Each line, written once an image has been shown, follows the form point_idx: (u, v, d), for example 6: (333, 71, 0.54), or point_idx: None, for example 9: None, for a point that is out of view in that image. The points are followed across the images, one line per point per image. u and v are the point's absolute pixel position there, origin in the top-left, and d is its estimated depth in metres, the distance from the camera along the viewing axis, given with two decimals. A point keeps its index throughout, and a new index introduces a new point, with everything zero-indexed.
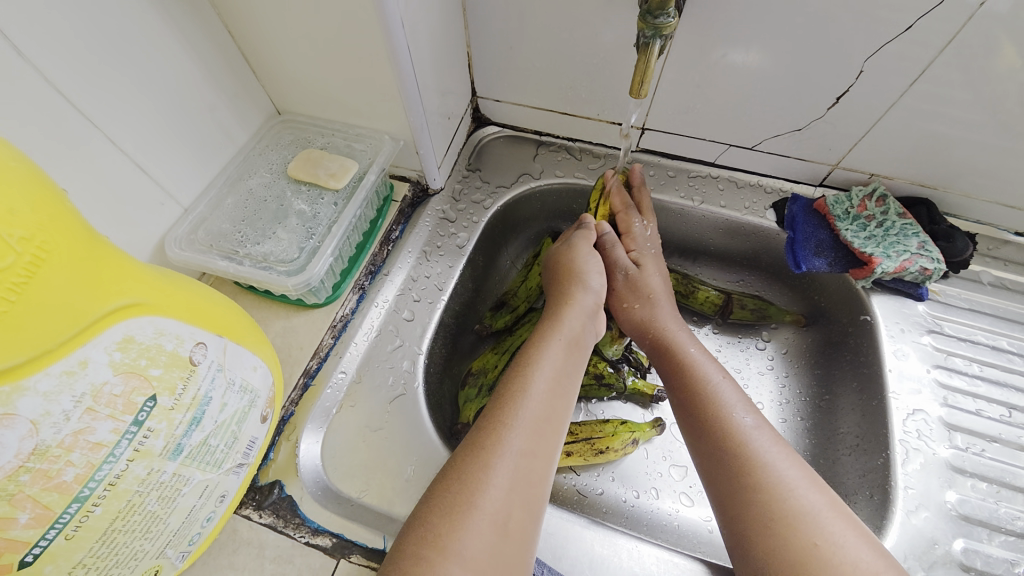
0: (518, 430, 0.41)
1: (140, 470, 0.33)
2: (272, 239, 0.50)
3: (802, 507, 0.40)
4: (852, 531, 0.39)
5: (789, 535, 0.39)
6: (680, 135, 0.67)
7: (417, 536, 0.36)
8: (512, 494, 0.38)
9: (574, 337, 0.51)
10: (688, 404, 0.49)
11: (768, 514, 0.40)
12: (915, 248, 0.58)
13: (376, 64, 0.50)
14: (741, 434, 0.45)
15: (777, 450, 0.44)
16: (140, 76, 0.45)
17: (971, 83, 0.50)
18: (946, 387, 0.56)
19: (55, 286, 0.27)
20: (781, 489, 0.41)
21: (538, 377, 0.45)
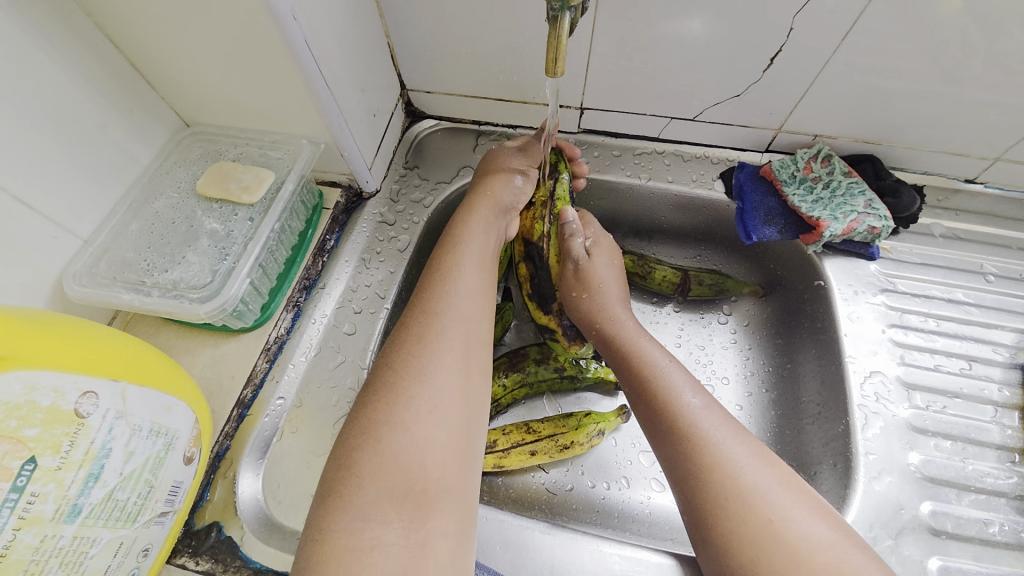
0: (444, 335, 0.42)
1: (31, 539, 0.30)
2: (181, 264, 0.46)
3: (752, 485, 0.39)
4: (807, 508, 0.38)
5: (742, 515, 0.37)
6: (619, 112, 0.64)
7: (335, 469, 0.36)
8: (458, 380, 0.40)
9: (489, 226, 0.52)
10: (636, 390, 0.48)
11: (724, 493, 0.39)
12: (862, 208, 0.57)
13: (277, 64, 0.46)
14: (689, 417, 0.43)
15: (725, 430, 0.42)
16: (9, 102, 0.40)
17: (902, 33, 0.49)
18: (902, 345, 0.56)
19: None
20: (731, 467, 0.40)
21: (459, 286, 0.45)
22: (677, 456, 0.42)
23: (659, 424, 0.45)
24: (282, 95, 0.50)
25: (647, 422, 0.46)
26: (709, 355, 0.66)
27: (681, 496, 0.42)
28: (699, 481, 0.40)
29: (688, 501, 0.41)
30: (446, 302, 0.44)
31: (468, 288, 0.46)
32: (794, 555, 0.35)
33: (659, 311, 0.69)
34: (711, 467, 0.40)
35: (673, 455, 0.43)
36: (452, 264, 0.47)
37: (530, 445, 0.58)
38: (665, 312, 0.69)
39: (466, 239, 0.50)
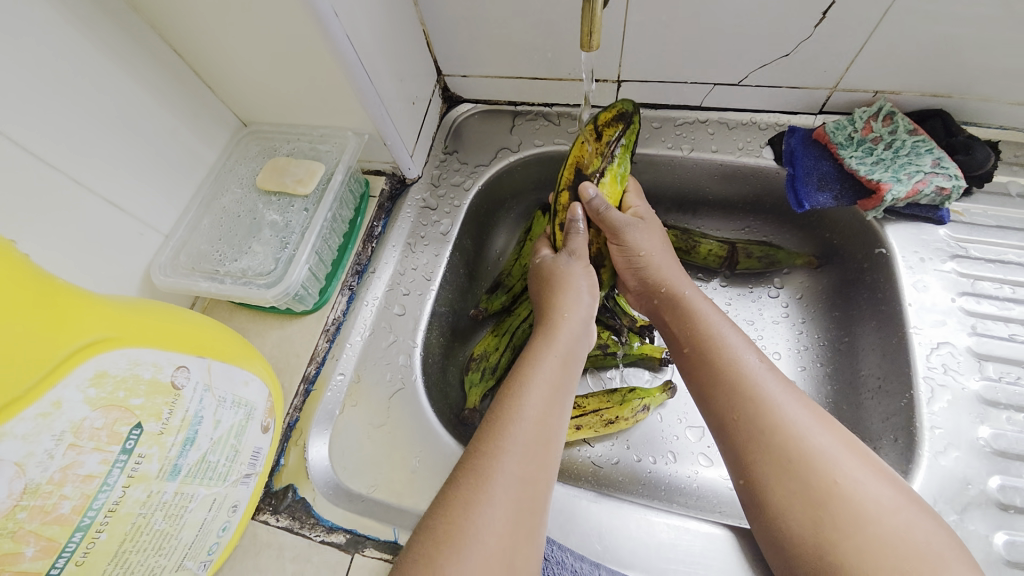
0: (508, 466, 0.39)
1: (140, 494, 0.34)
2: (248, 254, 0.51)
3: (818, 447, 0.39)
4: (870, 470, 0.39)
5: (807, 476, 0.38)
6: (658, 82, 0.63)
7: (419, 552, 0.36)
8: (511, 528, 0.37)
9: (567, 352, 0.48)
10: (693, 346, 0.48)
11: (788, 454, 0.40)
12: (930, 167, 0.53)
13: (322, 61, 0.48)
14: (750, 375, 0.44)
15: (786, 392, 0.43)
16: (95, 114, 0.45)
17: None
18: (973, 314, 0.52)
19: (6, 336, 0.27)
20: (796, 430, 0.40)
21: (525, 412, 0.42)
22: (737, 420, 0.42)
23: (717, 388, 0.44)
24: (328, 90, 0.52)
25: (702, 384, 0.46)
26: (759, 329, 0.65)
27: (735, 457, 0.42)
28: (762, 442, 0.41)
29: (746, 462, 0.41)
30: (511, 431, 0.41)
31: (534, 418, 0.42)
32: (861, 515, 0.36)
33: (705, 287, 0.68)
34: (775, 428, 0.41)
35: (729, 414, 0.43)
36: (518, 388, 0.44)
37: (576, 419, 0.60)
38: (711, 287, 0.68)
39: (534, 362, 0.47)
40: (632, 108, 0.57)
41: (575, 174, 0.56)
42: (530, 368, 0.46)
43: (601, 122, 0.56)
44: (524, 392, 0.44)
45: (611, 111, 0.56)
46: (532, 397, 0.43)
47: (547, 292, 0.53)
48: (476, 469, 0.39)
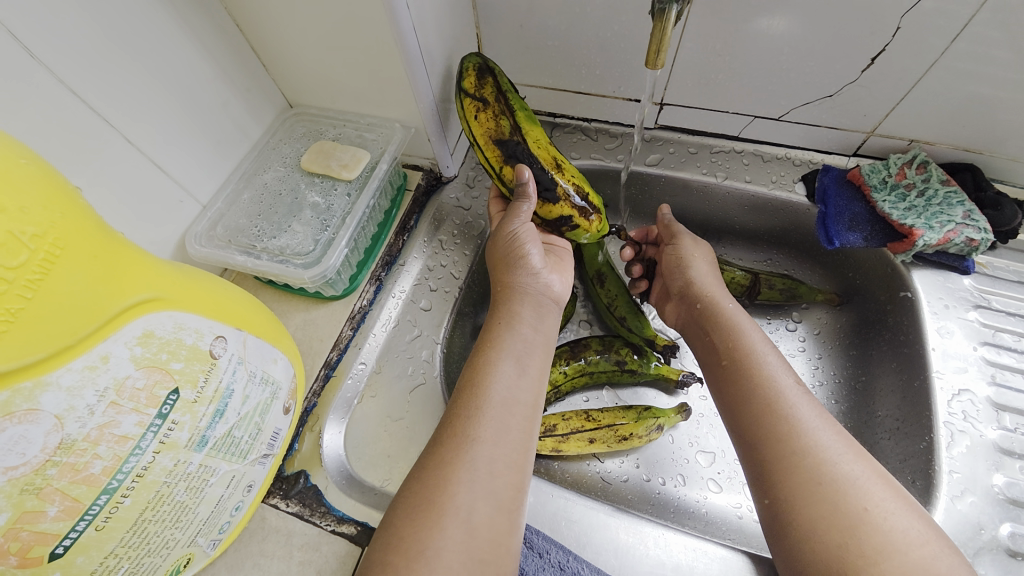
0: (478, 445, 0.37)
1: (167, 462, 0.33)
2: (287, 232, 0.50)
3: (850, 473, 0.39)
4: (901, 503, 0.38)
5: (836, 501, 0.38)
6: (700, 109, 0.64)
7: (385, 542, 0.34)
8: (496, 507, 0.36)
9: (533, 331, 0.45)
10: (733, 365, 0.48)
11: (818, 477, 0.39)
12: (961, 218, 0.54)
13: (383, 50, 0.49)
14: (787, 400, 0.43)
15: (821, 417, 0.42)
16: (153, 74, 0.45)
17: (1013, 39, 0.46)
18: (994, 364, 0.53)
19: (69, 283, 0.26)
20: (827, 454, 0.40)
21: (493, 388, 0.40)
22: (769, 439, 0.42)
23: (749, 405, 0.45)
24: (382, 79, 0.53)
25: (737, 392, 0.46)
26: None
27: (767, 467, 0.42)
28: (791, 462, 0.40)
29: (772, 480, 0.41)
30: (483, 405, 0.39)
31: (501, 391, 0.40)
32: (888, 546, 0.35)
33: None
34: (806, 450, 0.40)
35: (762, 432, 0.43)
36: (486, 363, 0.42)
37: (589, 432, 0.59)
38: None
39: (497, 336, 0.44)
40: (482, 58, 0.51)
41: (496, 145, 0.49)
42: (498, 339, 0.44)
43: (470, 91, 0.50)
44: (493, 364, 0.42)
45: (470, 75, 0.50)
46: (502, 369, 0.41)
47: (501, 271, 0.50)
48: (448, 442, 0.37)
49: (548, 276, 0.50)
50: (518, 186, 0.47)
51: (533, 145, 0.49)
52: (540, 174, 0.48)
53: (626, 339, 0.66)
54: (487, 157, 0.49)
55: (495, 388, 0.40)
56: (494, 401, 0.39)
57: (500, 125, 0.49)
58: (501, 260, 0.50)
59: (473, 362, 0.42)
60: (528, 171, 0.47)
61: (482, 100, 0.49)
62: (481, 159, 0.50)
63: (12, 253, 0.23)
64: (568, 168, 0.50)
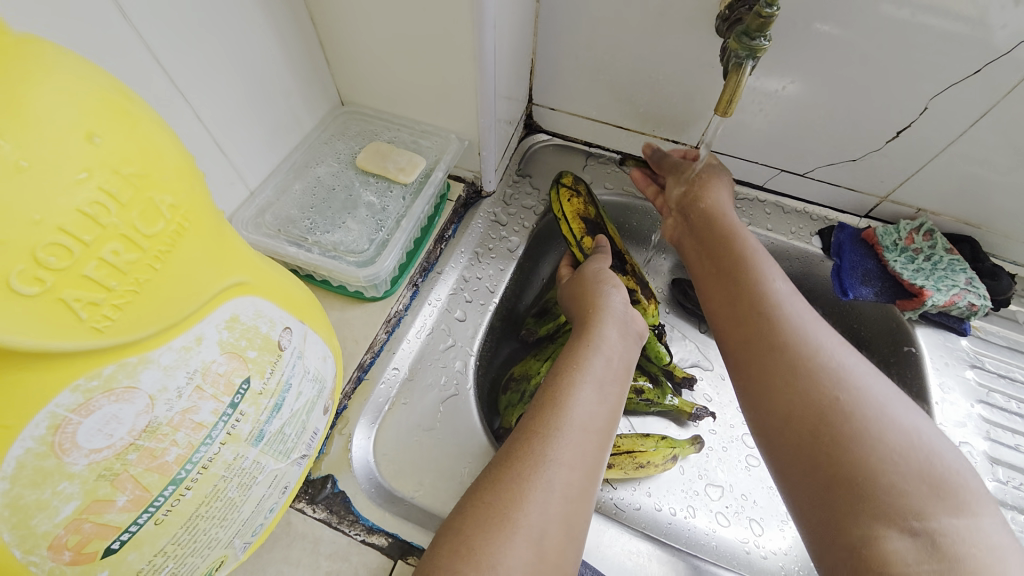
0: (555, 467, 0.37)
1: (228, 455, 0.31)
2: (341, 229, 0.49)
3: (887, 454, 0.38)
4: (928, 479, 0.37)
5: (871, 488, 0.37)
6: (732, 156, 0.68)
7: (450, 547, 0.33)
8: (560, 528, 0.35)
9: (617, 356, 0.46)
10: (750, 343, 0.48)
11: (832, 458, 0.39)
12: (964, 284, 0.59)
13: (458, 63, 0.50)
14: (805, 378, 0.43)
15: (843, 389, 0.42)
16: (229, 54, 0.44)
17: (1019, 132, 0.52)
18: (988, 421, 0.57)
19: (187, 259, 0.25)
20: (865, 436, 0.39)
21: (575, 409, 0.40)
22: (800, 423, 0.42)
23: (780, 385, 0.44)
24: (449, 89, 0.53)
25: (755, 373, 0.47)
26: None
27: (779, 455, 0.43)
28: (806, 446, 0.41)
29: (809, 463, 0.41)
30: (561, 425, 0.39)
31: (586, 414, 0.40)
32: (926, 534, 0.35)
33: None
34: (821, 431, 0.41)
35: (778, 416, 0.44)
36: (569, 384, 0.42)
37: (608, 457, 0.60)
38: None
39: (582, 358, 0.44)
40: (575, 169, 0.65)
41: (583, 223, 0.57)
42: (584, 361, 0.44)
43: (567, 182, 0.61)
44: (575, 386, 0.41)
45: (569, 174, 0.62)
46: (583, 392, 0.41)
47: (588, 295, 0.51)
48: (525, 456, 0.37)
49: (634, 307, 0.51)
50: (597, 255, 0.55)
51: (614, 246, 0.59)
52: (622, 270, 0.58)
53: (644, 367, 0.68)
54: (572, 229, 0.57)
55: (577, 411, 0.40)
56: (575, 425, 0.39)
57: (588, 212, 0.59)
58: (587, 282, 0.52)
59: (554, 380, 0.42)
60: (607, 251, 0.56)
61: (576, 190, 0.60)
62: (563, 229, 0.58)
63: (150, 220, 0.22)
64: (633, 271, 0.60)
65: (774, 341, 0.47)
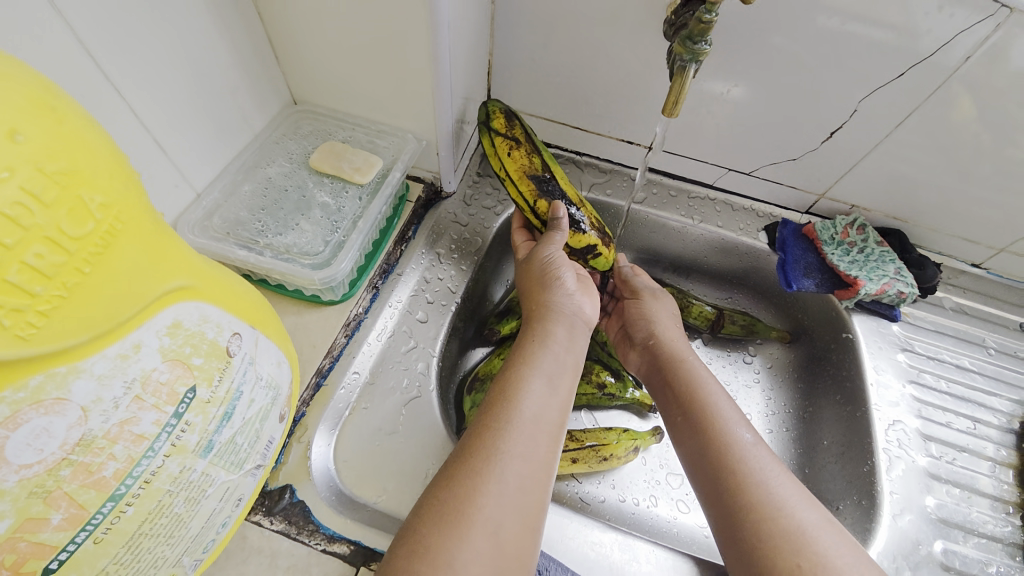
0: (507, 461, 0.37)
1: (174, 468, 0.29)
2: (294, 230, 0.48)
3: (794, 525, 0.41)
4: (828, 524, 0.42)
5: (781, 554, 0.40)
6: (684, 157, 0.71)
7: (408, 548, 0.33)
8: (518, 523, 0.36)
9: (564, 348, 0.47)
10: (686, 415, 0.52)
11: (748, 501, 0.43)
12: (892, 274, 0.64)
13: (413, 62, 0.49)
14: (729, 442, 0.47)
15: (766, 456, 0.46)
16: (170, 49, 0.42)
17: (935, 135, 0.57)
18: (920, 400, 0.62)
19: (122, 261, 0.24)
20: (772, 506, 0.42)
21: (525, 404, 0.41)
22: (723, 492, 0.45)
23: (706, 457, 0.48)
24: (405, 89, 0.53)
25: (687, 429, 0.51)
26: (734, 391, 0.72)
27: (703, 487, 0.47)
28: (729, 489, 0.45)
29: (736, 535, 0.43)
30: (511, 419, 0.40)
31: (535, 408, 0.41)
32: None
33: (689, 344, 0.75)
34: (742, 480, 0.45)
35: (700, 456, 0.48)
36: (518, 379, 0.42)
37: (572, 452, 0.61)
38: (695, 345, 0.75)
39: (529, 354, 0.45)
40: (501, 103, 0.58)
41: (531, 181, 0.54)
42: (531, 356, 0.45)
43: (500, 131, 0.55)
44: (525, 380, 0.42)
45: (499, 118, 0.56)
46: (534, 385, 0.42)
47: (536, 291, 0.52)
48: (474, 451, 0.38)
49: (581, 298, 0.52)
50: (552, 218, 0.53)
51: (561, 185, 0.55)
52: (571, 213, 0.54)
53: (606, 363, 0.70)
54: (522, 192, 0.54)
55: (527, 405, 0.41)
56: (526, 417, 0.40)
57: (533, 163, 0.55)
58: (535, 280, 0.52)
59: (506, 376, 0.43)
60: (564, 210, 0.53)
61: (514, 140, 0.55)
62: (513, 193, 0.55)
63: (80, 221, 0.21)
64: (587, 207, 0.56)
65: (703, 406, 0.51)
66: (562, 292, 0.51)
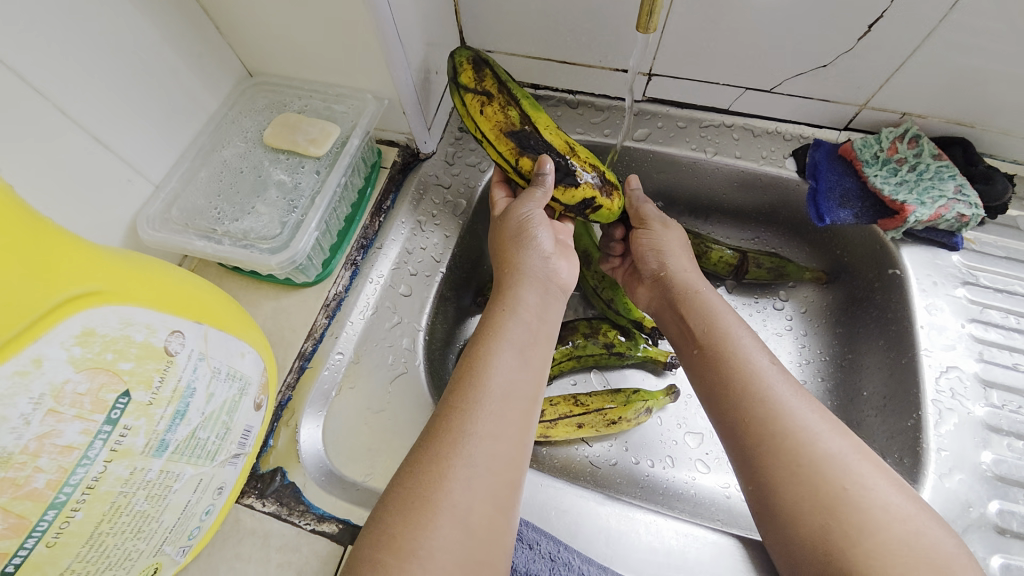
0: (474, 442, 0.35)
1: (122, 471, 0.30)
2: (251, 215, 0.47)
3: (828, 452, 0.38)
4: (882, 477, 0.37)
5: (816, 482, 0.37)
6: (692, 80, 0.61)
7: (373, 539, 0.32)
8: (489, 502, 0.34)
9: (533, 313, 0.44)
10: (712, 361, 0.45)
11: (797, 459, 0.38)
12: (952, 194, 0.54)
13: (350, 13, 0.44)
14: (764, 391, 0.41)
15: (800, 399, 0.41)
16: (89, 38, 0.39)
17: (1010, 10, 0.45)
18: (981, 341, 0.53)
19: None
20: (805, 433, 0.39)
21: (493, 378, 0.38)
22: (747, 422, 0.41)
23: (728, 388, 0.43)
24: (351, 44, 0.48)
25: (714, 378, 0.44)
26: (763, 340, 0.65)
27: (734, 443, 0.42)
28: (771, 446, 0.39)
29: (758, 467, 0.40)
30: (478, 396, 0.37)
31: (503, 380, 0.38)
32: (870, 524, 0.35)
33: None
34: (787, 433, 0.39)
35: (732, 407, 0.42)
36: (484, 353, 0.40)
37: (577, 417, 0.58)
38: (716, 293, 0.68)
39: (497, 323, 0.42)
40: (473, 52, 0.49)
41: (509, 138, 0.46)
42: (501, 326, 0.42)
43: (468, 86, 0.47)
44: (493, 354, 0.40)
45: (467, 69, 0.48)
46: (503, 359, 0.39)
47: (506, 249, 0.48)
48: (440, 434, 0.36)
49: (556, 261, 0.48)
50: (538, 176, 0.46)
51: (545, 133, 0.47)
52: (558, 164, 0.46)
53: (614, 321, 0.65)
54: (501, 152, 0.47)
55: (495, 380, 0.38)
56: (495, 395, 0.37)
57: (510, 116, 0.46)
58: (508, 237, 0.48)
59: (471, 350, 0.40)
60: (550, 164, 0.46)
61: (485, 93, 0.47)
62: (493, 154, 0.48)
63: None
64: (581, 149, 0.48)
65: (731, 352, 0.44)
66: (532, 251, 0.47)
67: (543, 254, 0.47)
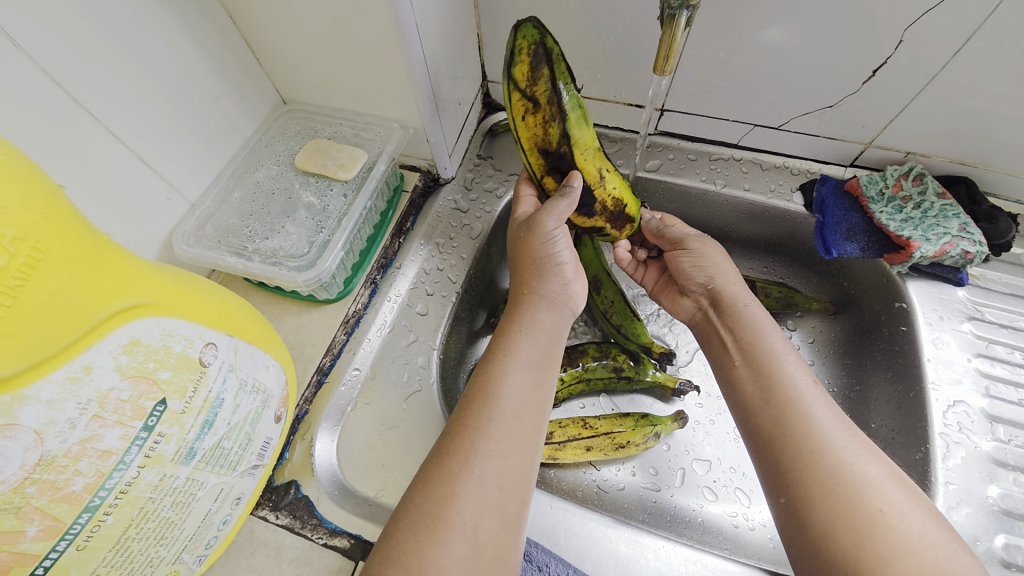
0: (484, 459, 0.36)
1: (153, 477, 0.31)
2: (280, 234, 0.49)
3: (865, 474, 0.38)
4: (916, 506, 0.37)
5: (851, 503, 0.37)
6: (702, 115, 0.63)
7: (382, 555, 0.33)
8: (500, 518, 0.35)
9: (546, 333, 0.45)
10: (755, 377, 0.46)
11: (833, 479, 0.38)
12: (956, 231, 0.55)
13: (382, 47, 0.47)
14: (801, 410, 0.42)
15: (836, 419, 0.41)
16: (139, 66, 0.43)
17: (1008, 56, 0.47)
18: (987, 376, 0.54)
19: (52, 289, 0.25)
20: (842, 455, 0.39)
21: (507, 396, 0.39)
22: (786, 437, 0.41)
23: (768, 403, 0.44)
24: (382, 76, 0.51)
25: (752, 393, 0.45)
26: None
27: (766, 458, 0.42)
28: (807, 463, 0.40)
29: (789, 483, 0.40)
30: (492, 413, 0.38)
31: (518, 397, 0.40)
32: (902, 548, 0.35)
33: None
34: (824, 452, 0.40)
35: (766, 424, 0.43)
36: (499, 370, 0.41)
37: (586, 440, 0.58)
38: None
39: (511, 343, 0.43)
40: (540, 31, 0.42)
41: (541, 153, 0.47)
42: (513, 346, 0.43)
43: (520, 84, 0.43)
44: (506, 373, 0.41)
45: (524, 61, 0.42)
46: (516, 378, 0.41)
47: (524, 271, 0.50)
48: (456, 445, 0.37)
49: (572, 283, 0.49)
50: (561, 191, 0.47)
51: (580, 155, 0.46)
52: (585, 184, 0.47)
53: (623, 345, 0.65)
54: (530, 161, 0.48)
55: (508, 398, 0.39)
56: (507, 412, 0.39)
57: (548, 133, 0.44)
58: (528, 261, 0.49)
59: (484, 368, 0.42)
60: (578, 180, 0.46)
61: (533, 100, 0.43)
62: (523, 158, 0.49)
63: None
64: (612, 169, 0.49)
65: (773, 369, 0.45)
66: (549, 274, 0.48)
67: (557, 277, 0.48)
